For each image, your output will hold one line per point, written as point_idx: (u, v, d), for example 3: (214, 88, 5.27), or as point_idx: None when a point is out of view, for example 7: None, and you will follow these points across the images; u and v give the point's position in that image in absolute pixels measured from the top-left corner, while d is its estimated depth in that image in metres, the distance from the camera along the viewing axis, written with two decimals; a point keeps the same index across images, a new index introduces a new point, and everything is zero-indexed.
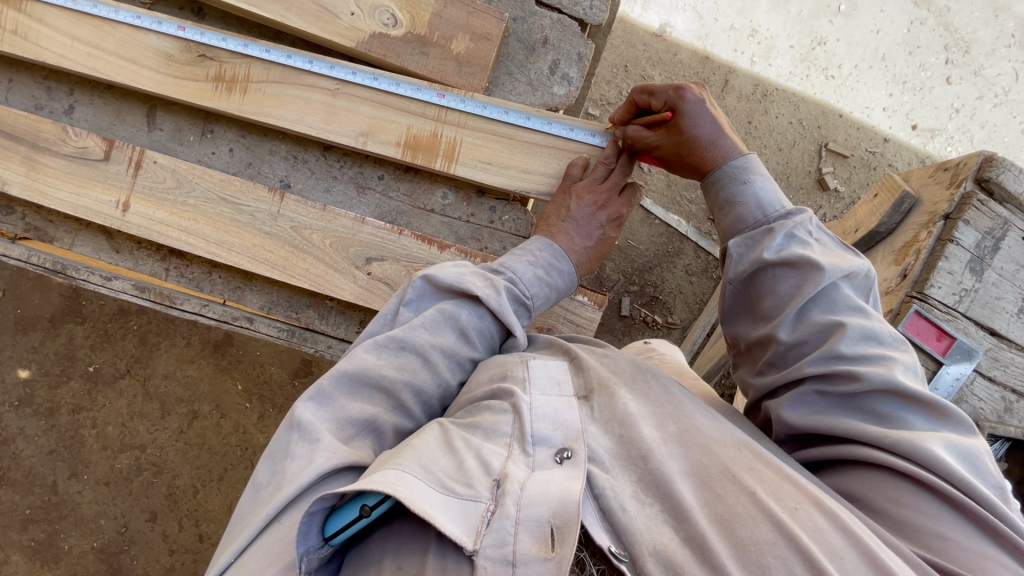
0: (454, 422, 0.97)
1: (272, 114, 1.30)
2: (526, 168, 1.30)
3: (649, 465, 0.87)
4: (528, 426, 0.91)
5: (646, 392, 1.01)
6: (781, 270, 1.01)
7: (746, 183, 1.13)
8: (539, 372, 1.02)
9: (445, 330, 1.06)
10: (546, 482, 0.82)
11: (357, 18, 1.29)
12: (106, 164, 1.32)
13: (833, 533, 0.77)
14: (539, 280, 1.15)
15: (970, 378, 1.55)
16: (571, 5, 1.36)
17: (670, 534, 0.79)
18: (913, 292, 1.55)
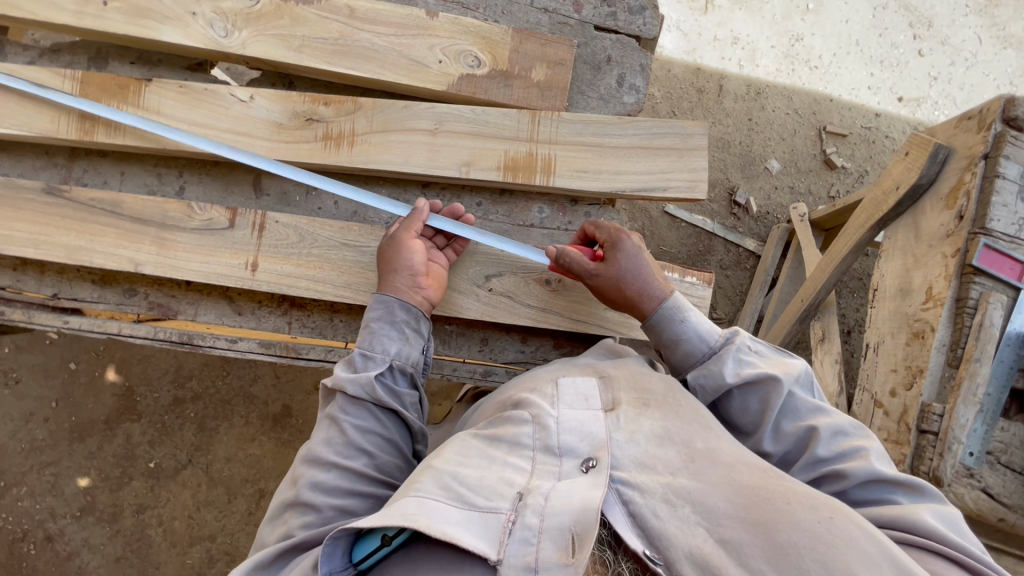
0: (478, 437, 1.11)
1: (381, 160, 1.43)
2: (619, 170, 1.43)
3: (675, 480, 0.96)
4: (555, 438, 1.05)
5: (675, 407, 1.11)
6: (746, 390, 1.16)
7: (683, 322, 1.25)
8: (566, 389, 1.17)
9: (320, 427, 1.16)
10: (567, 494, 0.94)
11: (445, 64, 1.43)
12: (232, 231, 1.41)
13: (873, 543, 0.82)
14: (372, 337, 1.23)
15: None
16: (627, 24, 1.51)
17: (703, 534, 0.87)
18: (975, 228, 1.68)
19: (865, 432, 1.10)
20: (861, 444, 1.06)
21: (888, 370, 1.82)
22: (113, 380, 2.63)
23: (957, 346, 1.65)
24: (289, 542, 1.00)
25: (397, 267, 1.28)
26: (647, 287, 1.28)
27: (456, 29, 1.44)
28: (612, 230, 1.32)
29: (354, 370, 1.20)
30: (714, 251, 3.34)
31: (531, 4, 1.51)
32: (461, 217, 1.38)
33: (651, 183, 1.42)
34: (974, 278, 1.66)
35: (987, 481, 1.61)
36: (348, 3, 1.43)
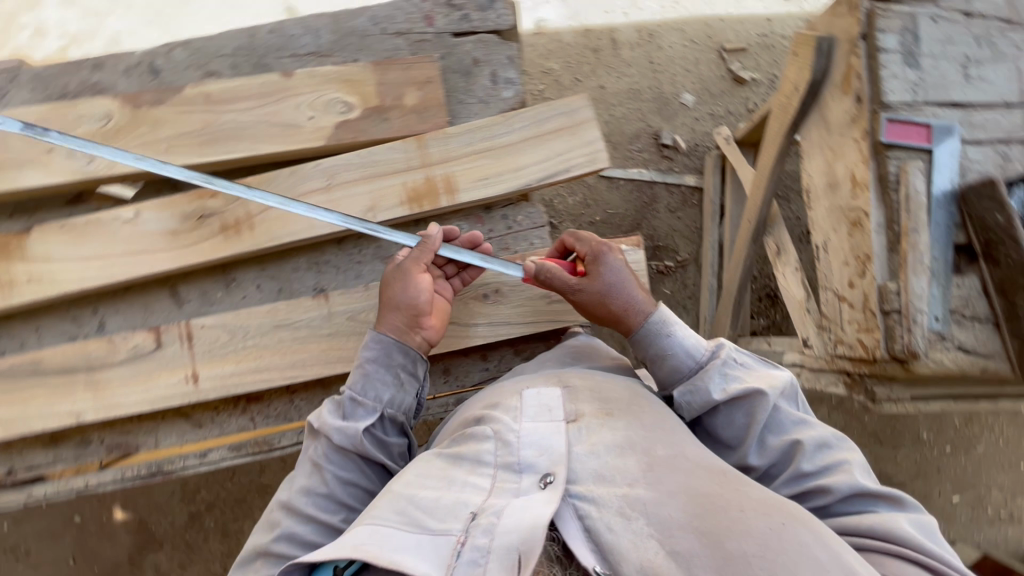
0: (443, 455, 1.14)
1: (286, 233, 1.40)
2: (519, 166, 1.42)
3: (633, 491, 0.98)
4: (516, 453, 1.07)
5: (639, 416, 1.15)
6: (733, 405, 1.17)
7: (669, 336, 1.27)
8: (529, 401, 1.19)
9: (304, 471, 1.18)
10: (520, 513, 0.95)
11: (316, 119, 1.40)
12: (162, 351, 1.38)
13: (819, 543, 0.89)
14: (363, 378, 1.24)
15: (960, 149, 1.68)
16: (482, 22, 1.50)
17: (655, 547, 0.90)
18: (875, 106, 1.70)
19: (846, 445, 1.14)
20: (843, 458, 1.10)
21: (841, 265, 1.85)
22: (124, 517, 2.56)
23: (893, 223, 1.68)
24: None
25: (397, 305, 1.26)
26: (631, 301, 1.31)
27: (315, 82, 1.41)
28: (593, 243, 1.36)
29: (342, 417, 1.20)
30: (658, 198, 3.38)
31: (384, 32, 1.50)
32: (457, 240, 1.36)
33: (553, 168, 1.42)
34: (888, 154, 1.69)
35: (960, 338, 1.65)
36: (202, 91, 1.40)
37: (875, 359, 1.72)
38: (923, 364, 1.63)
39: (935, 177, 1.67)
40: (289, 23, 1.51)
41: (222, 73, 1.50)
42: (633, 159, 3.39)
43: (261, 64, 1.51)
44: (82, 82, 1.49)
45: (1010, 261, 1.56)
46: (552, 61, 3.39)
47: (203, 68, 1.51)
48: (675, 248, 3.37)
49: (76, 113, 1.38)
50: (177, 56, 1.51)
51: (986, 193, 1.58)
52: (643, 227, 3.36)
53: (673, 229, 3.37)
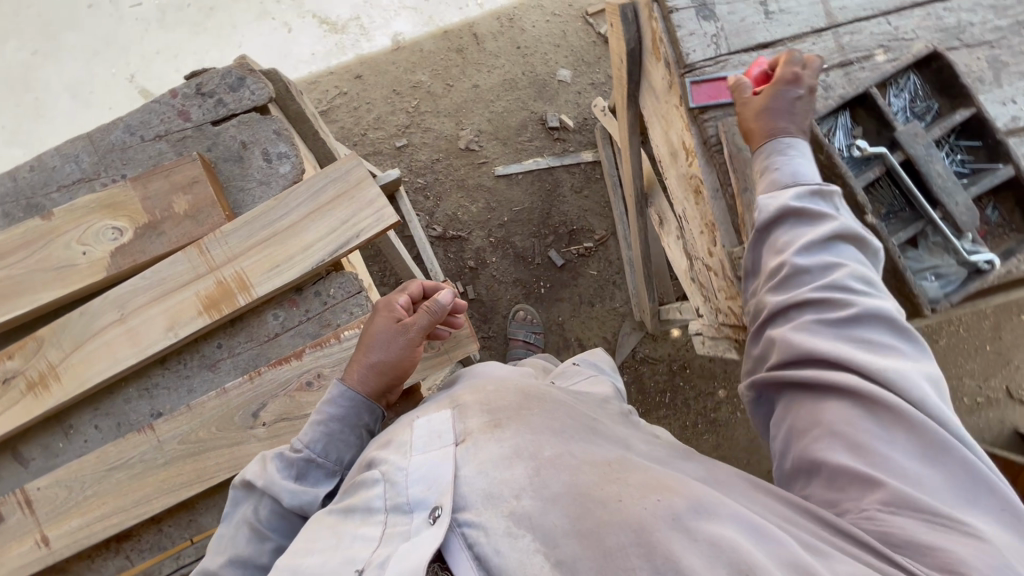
0: (332, 510, 0.91)
1: (92, 375, 1.35)
2: (307, 244, 1.36)
3: (520, 503, 0.78)
4: (403, 492, 0.85)
5: (527, 419, 0.92)
6: (802, 219, 1.07)
7: (791, 154, 1.14)
8: (418, 431, 0.94)
9: (237, 540, 1.00)
10: (402, 564, 0.73)
11: (90, 252, 1.35)
12: (6, 523, 1.36)
13: (691, 511, 0.76)
14: (322, 434, 1.05)
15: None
16: (239, 103, 1.43)
17: (542, 561, 0.72)
18: (681, 70, 1.61)
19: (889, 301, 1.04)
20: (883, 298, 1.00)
21: (699, 234, 1.77)
22: None
23: (727, 185, 1.60)
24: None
25: (373, 356, 1.11)
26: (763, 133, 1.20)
27: (79, 214, 1.36)
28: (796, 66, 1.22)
29: (297, 480, 1.02)
30: (561, 181, 3.29)
31: (144, 140, 1.43)
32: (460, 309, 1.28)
33: (340, 239, 1.35)
34: (705, 117, 1.60)
35: None
36: None
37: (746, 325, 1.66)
38: None
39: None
40: (48, 156, 1.45)
41: None
42: (526, 150, 3.30)
43: (33, 204, 1.45)
44: None
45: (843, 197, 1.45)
46: (420, 72, 3.28)
47: None
48: (591, 227, 3.28)
49: None
50: None
51: None
52: (554, 215, 3.27)
53: (584, 209, 3.29)
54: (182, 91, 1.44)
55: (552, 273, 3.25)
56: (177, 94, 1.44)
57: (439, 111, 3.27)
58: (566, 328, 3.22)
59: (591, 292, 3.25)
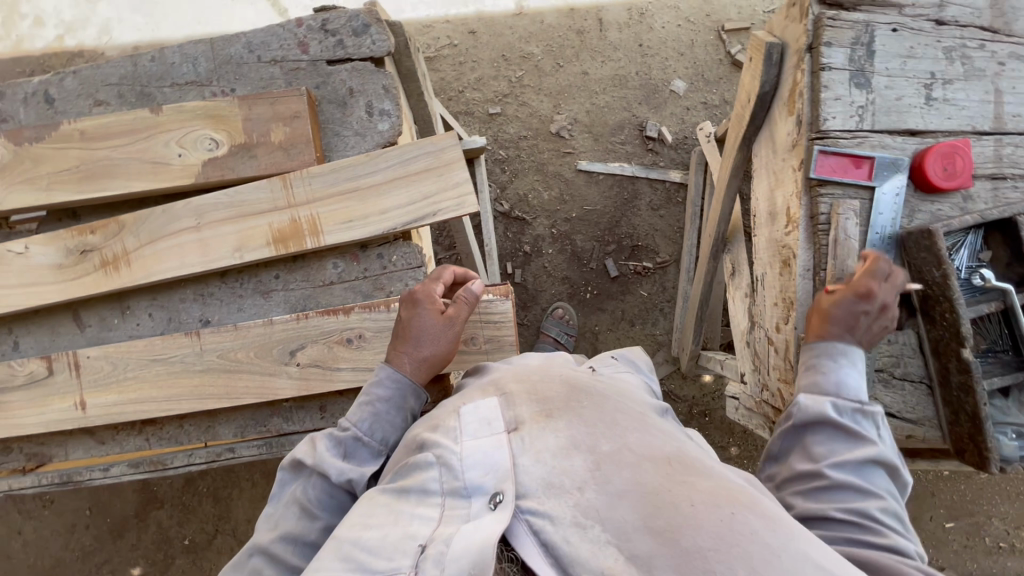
0: (387, 489, 0.99)
1: (159, 271, 1.42)
2: (384, 208, 1.36)
3: (585, 494, 0.86)
4: (460, 478, 0.92)
5: (579, 413, 0.99)
6: (846, 432, 1.13)
7: (832, 367, 1.21)
8: (467, 417, 1.00)
9: (288, 512, 1.08)
10: (469, 540, 0.83)
11: (185, 156, 1.39)
12: (53, 377, 1.47)
13: (769, 535, 0.81)
14: (372, 417, 1.14)
15: (908, 187, 1.46)
16: (357, 49, 1.42)
17: (614, 554, 0.79)
18: (812, 134, 1.49)
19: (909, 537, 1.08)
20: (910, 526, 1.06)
21: (772, 305, 1.68)
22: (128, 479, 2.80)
23: (820, 268, 1.49)
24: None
25: (415, 345, 1.20)
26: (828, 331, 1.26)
27: (185, 117, 1.39)
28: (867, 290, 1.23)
29: (345, 456, 1.11)
30: (640, 194, 3.17)
31: (259, 60, 1.44)
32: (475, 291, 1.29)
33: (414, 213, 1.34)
34: (822, 191, 1.49)
35: (885, 401, 1.47)
36: (78, 127, 1.41)
37: None
38: None
39: (876, 215, 1.46)
40: (169, 50, 1.48)
41: (109, 102, 1.52)
42: (616, 152, 3.18)
43: (145, 93, 1.50)
44: None
45: (944, 322, 1.36)
46: (533, 44, 3.18)
47: (93, 98, 1.52)
48: (655, 248, 3.17)
49: None
50: (69, 85, 1.53)
51: (923, 243, 1.37)
52: (623, 225, 3.17)
53: (654, 228, 3.17)
54: (307, 22, 1.42)
55: (603, 283, 3.17)
56: (303, 23, 1.42)
57: (542, 89, 3.18)
58: (600, 339, 3.17)
59: (635, 312, 3.17)
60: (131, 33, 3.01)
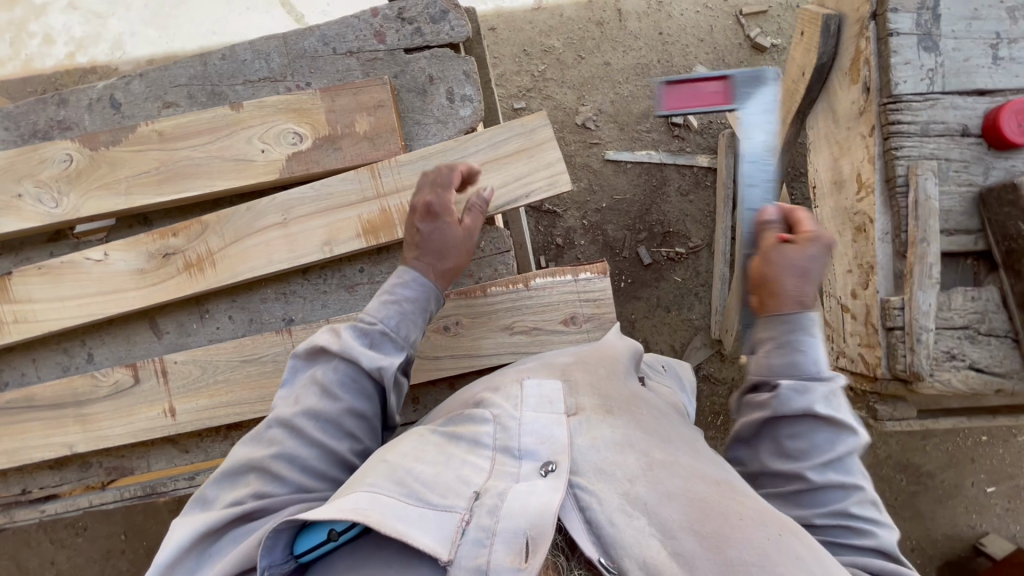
0: (436, 432, 1.03)
1: (245, 269, 1.40)
2: (477, 191, 1.36)
3: (635, 486, 0.89)
4: (516, 439, 0.95)
5: (638, 418, 1.04)
6: (823, 428, 1.01)
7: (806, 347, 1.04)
8: (530, 391, 1.04)
9: (308, 392, 1.07)
10: (523, 501, 0.86)
11: (269, 151, 1.38)
12: (139, 386, 1.44)
13: (814, 559, 0.81)
14: (397, 310, 1.15)
15: (777, 97, 1.33)
16: (435, 36, 1.43)
17: (659, 547, 0.82)
18: (884, 99, 1.51)
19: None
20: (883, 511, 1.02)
21: (844, 272, 1.69)
22: (165, 500, 2.72)
23: (900, 230, 1.51)
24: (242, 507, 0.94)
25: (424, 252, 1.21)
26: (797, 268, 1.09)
27: (266, 113, 1.38)
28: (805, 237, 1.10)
29: (371, 347, 1.11)
30: (669, 180, 3.15)
31: (334, 52, 1.44)
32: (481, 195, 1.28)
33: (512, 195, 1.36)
34: (897, 153, 1.50)
35: (972, 356, 1.48)
36: (156, 128, 1.39)
37: (876, 377, 1.58)
38: (927, 385, 1.48)
39: (746, 141, 1.32)
40: (241, 48, 1.47)
41: (179, 103, 1.49)
42: (642, 140, 3.16)
43: (216, 92, 1.48)
44: (49, 119, 1.51)
45: None
46: (555, 38, 3.17)
47: (162, 100, 1.49)
48: (687, 233, 3.16)
49: (41, 156, 1.40)
50: (136, 88, 1.50)
51: (1006, 198, 1.41)
52: (653, 212, 3.15)
53: (685, 213, 3.16)
54: (383, 12, 1.43)
55: (637, 271, 3.14)
56: (378, 13, 1.43)
57: (565, 81, 3.15)
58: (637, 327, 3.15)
59: (671, 298, 3.13)
60: (144, 47, 2.41)
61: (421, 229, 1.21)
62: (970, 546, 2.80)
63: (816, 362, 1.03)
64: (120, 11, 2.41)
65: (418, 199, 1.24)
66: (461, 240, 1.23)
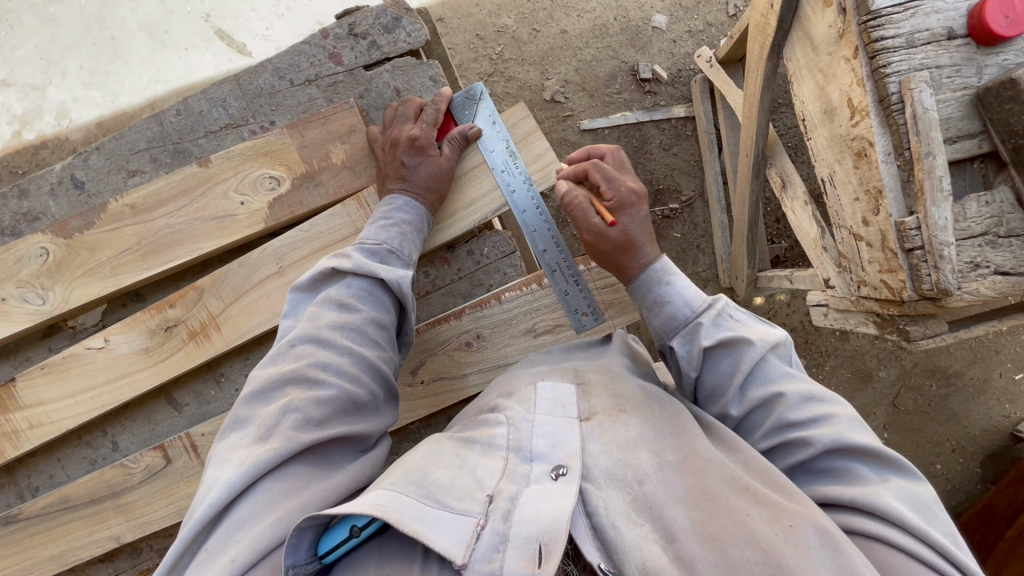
0: (453, 437, 1.00)
1: (252, 326, 1.35)
2: (470, 200, 1.34)
3: (645, 488, 0.84)
4: (527, 442, 0.92)
5: (653, 417, 0.97)
6: (719, 352, 1.07)
7: (668, 285, 1.19)
8: (544, 394, 1.01)
9: (326, 307, 1.07)
10: (537, 505, 0.81)
11: (249, 201, 1.32)
12: (173, 464, 1.41)
13: (825, 550, 0.76)
14: (396, 233, 1.19)
15: (496, 109, 1.33)
16: (393, 47, 1.37)
17: (659, 551, 0.77)
18: (863, 17, 1.46)
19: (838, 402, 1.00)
20: (834, 412, 0.96)
21: (851, 201, 1.66)
22: None
23: (903, 148, 1.47)
24: (291, 416, 0.91)
25: (413, 183, 1.24)
26: (635, 245, 1.24)
27: (237, 162, 1.32)
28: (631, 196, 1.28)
29: (382, 263, 1.14)
30: (649, 137, 3.08)
31: (293, 84, 1.38)
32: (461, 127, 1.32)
33: (521, 196, 1.33)
34: (886, 70, 1.45)
35: (997, 261, 1.45)
36: (127, 202, 1.33)
37: (903, 300, 1.55)
38: (957, 299, 1.46)
39: (498, 175, 1.33)
40: (195, 99, 1.41)
41: (144, 170, 1.42)
42: (615, 103, 3.07)
43: (180, 150, 1.41)
44: (13, 213, 1.44)
45: None
46: (506, 15, 3.04)
47: (125, 169, 1.42)
48: (677, 187, 3.10)
49: (15, 255, 1.34)
50: (96, 163, 1.43)
51: (1007, 94, 1.37)
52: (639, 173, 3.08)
53: (671, 167, 3.09)
54: (334, 31, 1.37)
55: None
56: (329, 34, 1.37)
57: (525, 58, 3.04)
58: None
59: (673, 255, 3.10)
60: (91, 111, 2.25)
61: (406, 163, 1.24)
62: (1008, 435, 2.82)
63: (687, 302, 1.15)
64: (56, 79, 2.24)
65: (400, 130, 1.27)
66: (448, 171, 1.28)
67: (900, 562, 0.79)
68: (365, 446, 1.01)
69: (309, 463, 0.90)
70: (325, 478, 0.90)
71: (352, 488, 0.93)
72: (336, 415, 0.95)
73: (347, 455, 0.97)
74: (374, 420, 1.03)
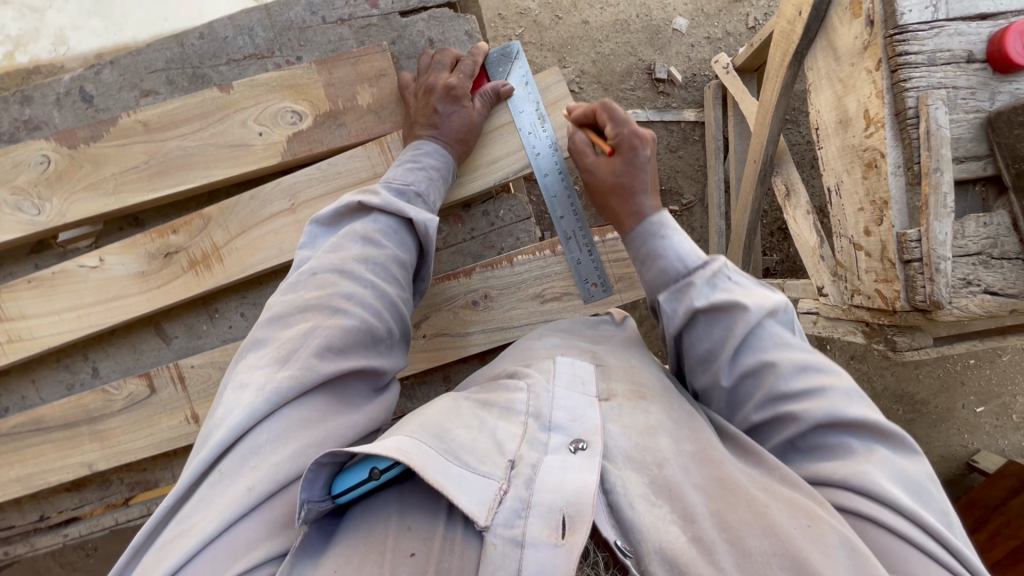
0: (467, 398, 0.95)
1: (256, 262, 1.32)
2: (493, 157, 1.33)
3: (665, 472, 0.82)
4: (546, 411, 0.87)
5: (672, 402, 0.96)
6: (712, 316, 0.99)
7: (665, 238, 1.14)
8: (563, 367, 0.97)
9: (352, 241, 1.05)
10: (563, 474, 0.78)
11: (267, 134, 1.29)
12: (157, 395, 1.37)
13: (844, 549, 0.72)
14: (422, 176, 1.17)
15: (529, 71, 1.33)
16: None
17: (678, 532, 0.75)
18: (889, 30, 1.49)
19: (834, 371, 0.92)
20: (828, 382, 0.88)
21: (856, 210, 1.70)
22: None
23: (912, 162, 1.50)
24: (312, 343, 0.88)
25: (446, 132, 1.23)
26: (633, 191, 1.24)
27: (260, 92, 1.29)
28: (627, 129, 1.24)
29: (409, 204, 1.13)
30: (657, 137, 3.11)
31: (324, 21, 1.35)
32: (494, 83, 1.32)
33: (546, 159, 1.33)
34: (906, 83, 1.48)
35: (988, 281, 1.50)
36: (139, 118, 1.28)
37: (896, 310, 1.60)
38: (946, 312, 1.50)
39: (525, 139, 1.33)
40: (220, 25, 1.37)
41: (158, 91, 1.37)
42: (627, 99, 3.09)
43: (198, 75, 1.37)
44: (13, 119, 1.38)
45: None
46: None
47: (138, 88, 1.37)
48: (678, 189, 3.14)
49: (13, 159, 1.28)
50: (108, 77, 1.38)
51: (1018, 120, 1.42)
52: None
53: (676, 169, 3.13)
54: None
55: None
56: None
57: (544, 44, 3.04)
58: None
59: None
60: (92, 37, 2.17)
61: (440, 110, 1.22)
62: (964, 464, 2.92)
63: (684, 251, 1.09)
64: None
65: (435, 79, 1.25)
66: (479, 125, 1.28)
67: (893, 546, 0.74)
68: (380, 384, 1.00)
69: (328, 396, 0.88)
70: (344, 414, 0.89)
71: (368, 429, 0.92)
72: (357, 346, 0.93)
73: (363, 393, 0.95)
74: (389, 358, 1.01)
